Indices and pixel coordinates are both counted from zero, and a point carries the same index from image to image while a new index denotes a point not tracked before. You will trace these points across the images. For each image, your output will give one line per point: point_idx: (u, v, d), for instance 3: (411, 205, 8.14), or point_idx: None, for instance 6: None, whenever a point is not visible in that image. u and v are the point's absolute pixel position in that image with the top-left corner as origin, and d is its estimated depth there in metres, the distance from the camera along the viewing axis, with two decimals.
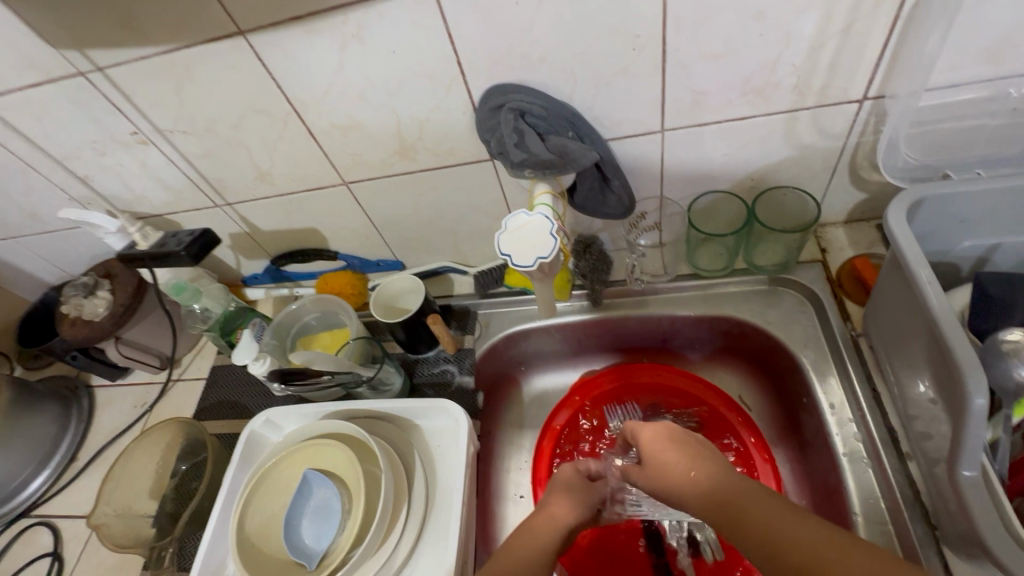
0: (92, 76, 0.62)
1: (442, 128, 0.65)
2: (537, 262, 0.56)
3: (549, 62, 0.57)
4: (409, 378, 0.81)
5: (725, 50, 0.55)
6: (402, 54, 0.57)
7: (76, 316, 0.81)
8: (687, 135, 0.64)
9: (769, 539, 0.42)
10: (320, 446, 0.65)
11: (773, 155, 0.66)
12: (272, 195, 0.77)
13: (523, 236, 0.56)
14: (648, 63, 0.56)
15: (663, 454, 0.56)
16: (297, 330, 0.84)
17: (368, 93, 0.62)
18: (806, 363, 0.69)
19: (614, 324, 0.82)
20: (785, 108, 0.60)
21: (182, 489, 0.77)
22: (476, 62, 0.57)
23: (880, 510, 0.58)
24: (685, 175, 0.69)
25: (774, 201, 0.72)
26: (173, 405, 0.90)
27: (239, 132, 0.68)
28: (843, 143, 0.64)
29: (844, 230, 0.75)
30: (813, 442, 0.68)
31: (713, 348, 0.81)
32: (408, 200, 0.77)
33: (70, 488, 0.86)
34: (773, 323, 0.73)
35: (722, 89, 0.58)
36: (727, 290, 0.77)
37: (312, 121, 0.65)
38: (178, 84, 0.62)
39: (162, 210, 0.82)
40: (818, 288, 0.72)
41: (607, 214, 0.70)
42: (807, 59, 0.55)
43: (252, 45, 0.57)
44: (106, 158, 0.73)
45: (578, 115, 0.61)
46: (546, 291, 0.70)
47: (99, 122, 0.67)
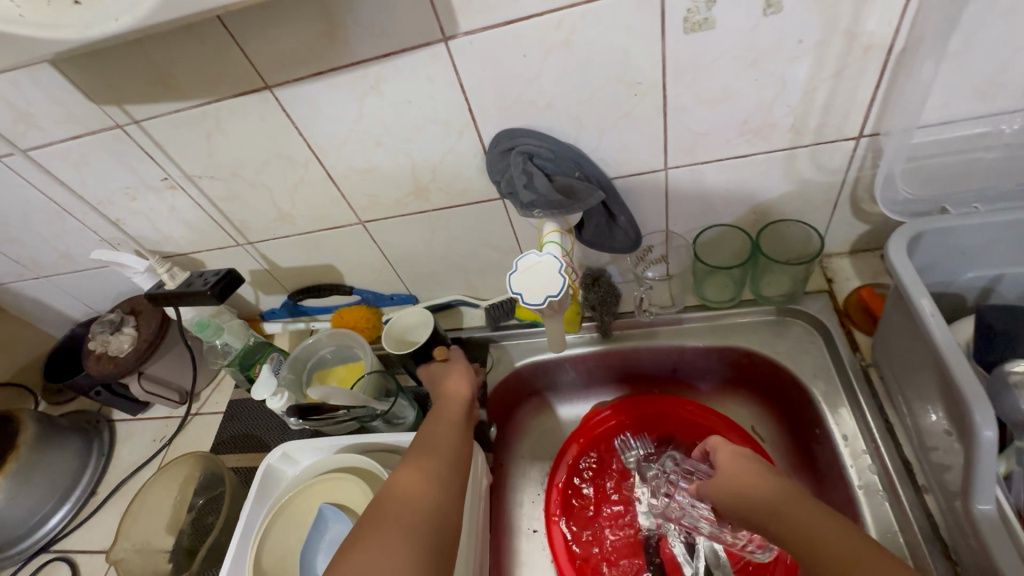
0: (129, 128, 0.66)
1: (454, 170, 0.68)
2: (549, 300, 0.56)
3: (555, 108, 0.60)
4: (423, 411, 0.83)
5: (723, 94, 0.58)
6: (417, 103, 0.61)
7: (102, 351, 0.85)
8: (689, 173, 0.67)
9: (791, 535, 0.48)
10: (336, 480, 0.66)
11: (775, 190, 0.68)
12: (291, 234, 0.81)
13: (534, 277, 0.56)
14: (650, 107, 0.59)
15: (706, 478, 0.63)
16: (313, 363, 0.86)
17: (385, 139, 0.65)
18: (817, 394, 0.69)
19: (623, 355, 0.83)
20: (784, 146, 0.63)
21: (200, 523, 0.78)
22: (486, 110, 0.61)
23: (899, 545, 0.57)
24: (689, 209, 0.72)
25: (777, 233, 0.73)
26: (191, 439, 0.92)
27: (263, 176, 0.72)
28: (842, 178, 0.66)
29: (849, 260, 0.76)
30: (826, 473, 0.67)
31: (723, 378, 0.82)
32: (421, 237, 0.80)
33: (89, 521, 0.87)
34: (782, 353, 0.74)
35: (722, 129, 0.61)
36: (735, 321, 0.78)
37: (331, 165, 0.69)
38: (208, 133, 0.66)
39: (186, 249, 0.86)
40: (825, 318, 0.73)
41: (614, 247, 0.72)
42: (802, 101, 0.58)
43: (277, 98, 0.61)
44: (137, 202, 0.77)
45: (583, 156, 0.63)
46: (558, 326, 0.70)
47: (133, 169, 0.72)
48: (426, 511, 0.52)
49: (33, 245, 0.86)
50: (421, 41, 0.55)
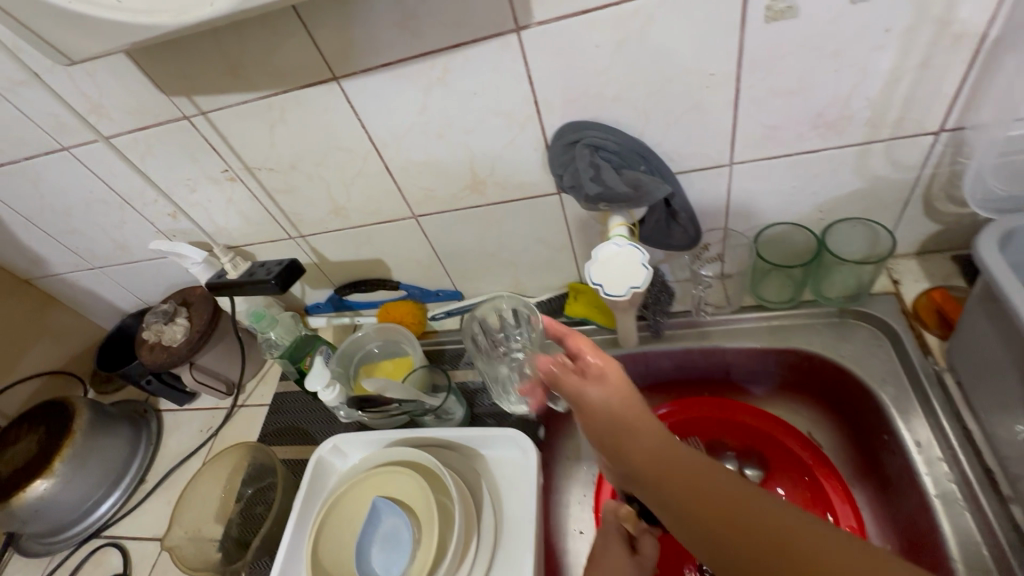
0: (195, 119, 0.67)
1: (513, 164, 0.68)
2: (632, 291, 0.56)
3: (622, 100, 0.59)
4: (470, 408, 0.82)
5: (798, 86, 0.56)
6: (482, 95, 0.60)
7: (155, 341, 0.86)
8: (755, 168, 0.65)
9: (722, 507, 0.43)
10: (391, 474, 0.66)
11: (844, 186, 0.66)
12: (344, 227, 0.81)
13: (618, 267, 0.56)
14: (721, 98, 0.58)
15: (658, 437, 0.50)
16: (361, 357, 0.86)
17: (447, 131, 0.65)
18: (886, 399, 0.66)
19: (675, 356, 0.81)
20: (858, 140, 0.61)
21: (249, 513, 0.78)
22: (553, 102, 0.60)
23: (983, 557, 0.54)
24: (752, 206, 0.70)
25: (842, 233, 0.71)
26: (238, 430, 0.92)
27: (322, 168, 0.72)
28: (917, 175, 0.64)
29: (917, 262, 0.74)
30: (896, 482, 0.65)
31: (778, 382, 0.79)
32: (474, 232, 0.79)
33: (138, 509, 0.88)
34: (846, 356, 0.71)
35: (794, 123, 0.60)
36: (794, 323, 0.76)
37: (390, 158, 0.69)
38: (272, 125, 0.67)
39: (239, 242, 0.87)
40: (892, 320, 0.70)
41: (672, 246, 0.72)
42: (883, 93, 0.56)
43: (344, 89, 0.62)
44: (196, 194, 0.78)
45: (648, 149, 0.62)
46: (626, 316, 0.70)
47: (195, 160, 0.73)
48: None
49: (92, 235, 0.88)
50: (493, 31, 0.54)
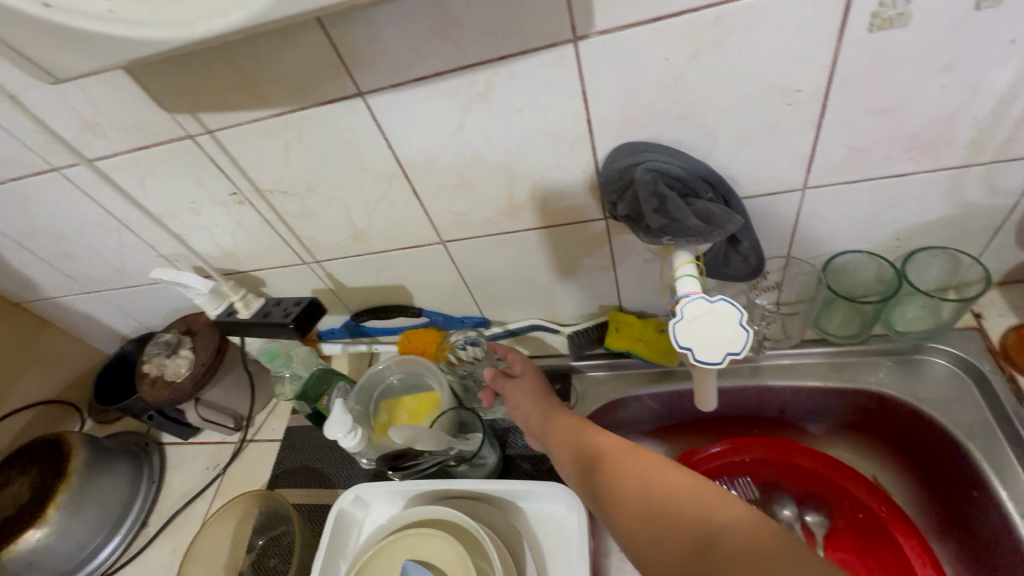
0: (201, 138, 0.60)
1: (556, 188, 0.61)
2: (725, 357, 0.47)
3: (689, 119, 0.52)
4: (503, 449, 0.75)
5: (895, 104, 0.49)
6: (528, 113, 0.53)
7: (157, 375, 0.79)
8: (832, 193, 0.58)
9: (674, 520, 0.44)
10: (423, 536, 0.59)
11: (930, 213, 0.59)
12: (363, 253, 0.74)
13: (705, 328, 0.46)
14: (804, 118, 0.51)
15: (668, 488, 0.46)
16: (381, 392, 0.79)
17: (484, 153, 0.58)
18: (975, 451, 0.59)
19: (726, 393, 0.74)
20: (954, 164, 0.53)
21: (261, 567, 0.72)
22: (608, 121, 0.53)
23: None
24: (821, 233, 0.63)
25: (919, 262, 0.64)
26: (247, 468, 0.86)
27: (341, 192, 0.65)
28: (1016, 202, 0.56)
29: (1001, 294, 0.66)
30: (989, 546, 0.58)
31: (841, 422, 0.72)
32: (507, 258, 0.72)
33: (141, 556, 0.81)
34: (925, 399, 0.64)
35: (883, 145, 0.52)
36: (862, 359, 0.69)
37: (418, 180, 0.62)
38: (287, 145, 0.59)
39: (248, 267, 0.79)
40: (978, 361, 0.63)
41: (730, 276, 0.65)
42: (993, 113, 0.48)
43: (369, 106, 0.54)
44: (201, 217, 0.71)
45: (715, 174, 0.55)
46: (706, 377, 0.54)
47: (201, 182, 0.65)
48: None
49: (88, 259, 0.81)
50: (546, 42, 0.47)
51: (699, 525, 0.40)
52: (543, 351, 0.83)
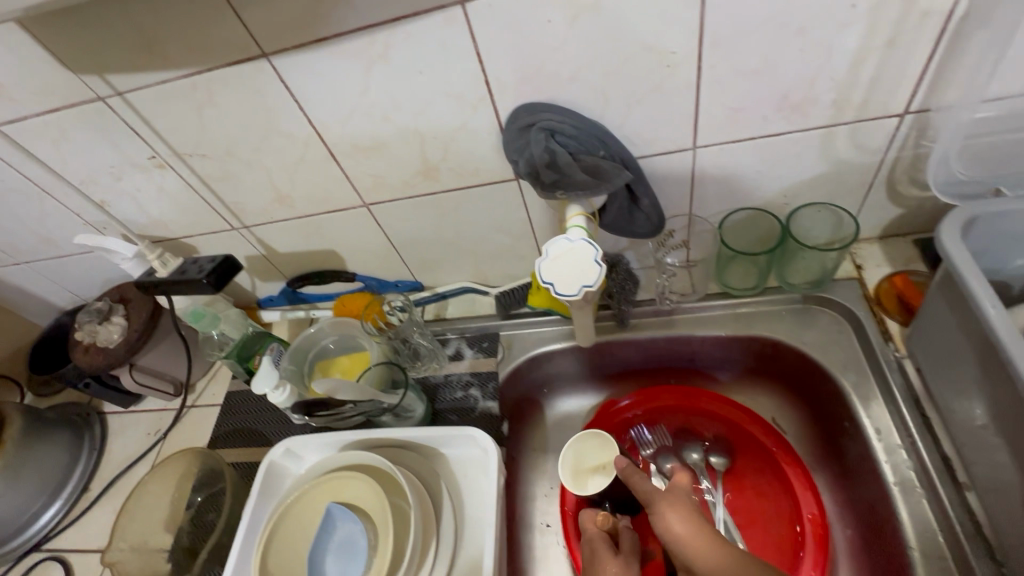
0: (112, 101, 0.60)
1: (466, 149, 0.64)
2: (583, 291, 0.54)
3: (579, 80, 0.55)
4: (431, 403, 0.79)
5: (762, 65, 0.53)
6: (429, 74, 0.56)
7: (90, 342, 0.80)
8: (719, 152, 0.62)
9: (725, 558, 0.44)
10: (344, 480, 0.62)
11: (808, 170, 0.64)
12: (291, 217, 0.76)
13: (567, 265, 0.53)
14: (683, 79, 0.55)
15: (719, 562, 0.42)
16: (315, 354, 0.82)
17: (393, 114, 0.60)
18: (848, 386, 0.66)
19: (641, 345, 0.80)
20: (823, 123, 0.58)
21: (199, 521, 0.74)
22: (505, 83, 0.56)
23: (939, 544, 0.55)
24: (716, 191, 0.67)
25: (806, 218, 0.70)
26: (188, 432, 0.88)
27: (260, 155, 0.66)
28: (881, 158, 0.62)
29: (879, 246, 0.73)
30: (856, 469, 0.65)
31: (743, 369, 0.79)
32: (430, 221, 0.75)
33: (82, 519, 0.83)
34: (810, 343, 0.71)
35: (757, 104, 0.57)
36: (759, 309, 0.75)
37: (334, 142, 0.64)
38: (200, 107, 0.61)
39: (178, 234, 0.81)
40: (855, 307, 0.69)
41: (635, 233, 0.68)
42: (848, 74, 0.53)
43: (275, 67, 0.56)
44: (123, 182, 0.72)
45: (608, 133, 0.59)
46: (583, 316, 0.67)
47: (117, 146, 0.66)
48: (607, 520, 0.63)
49: (11, 228, 0.80)
50: (436, 3, 0.50)
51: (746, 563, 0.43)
52: (474, 313, 0.87)
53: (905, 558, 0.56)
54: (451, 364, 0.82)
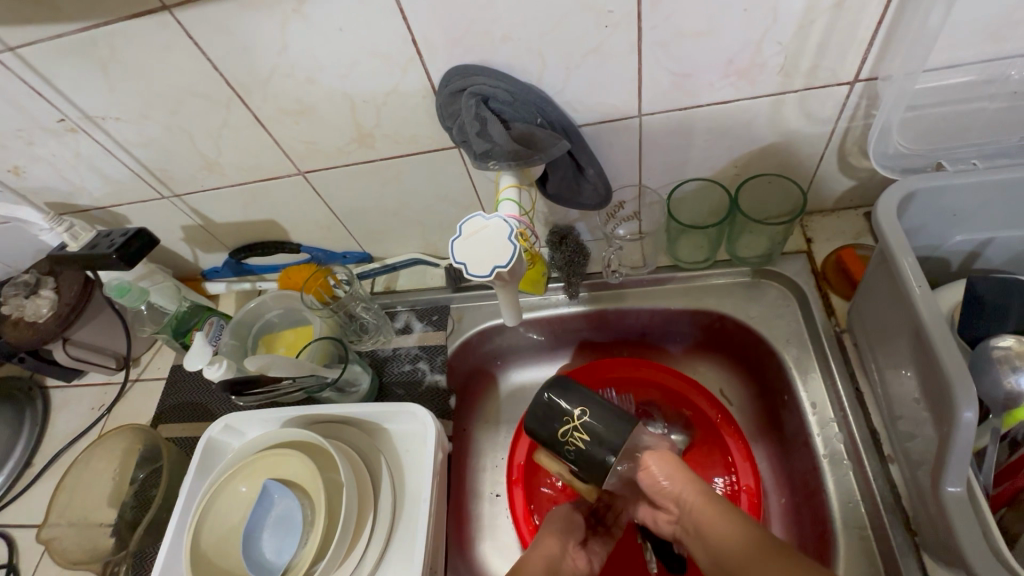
0: (4, 57, 0.55)
1: (400, 114, 0.60)
2: (496, 271, 0.49)
3: (514, 41, 0.51)
4: (379, 377, 0.78)
5: (707, 28, 0.50)
6: (351, 32, 0.51)
7: (18, 317, 0.76)
8: (666, 121, 0.60)
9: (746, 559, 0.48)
10: (281, 456, 0.61)
11: (759, 141, 0.62)
12: (224, 185, 0.72)
13: (481, 243, 0.49)
14: (624, 41, 0.51)
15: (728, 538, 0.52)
16: (259, 328, 0.80)
17: (318, 76, 0.56)
18: (789, 361, 0.66)
19: (592, 318, 0.79)
20: (771, 91, 0.56)
21: (142, 497, 0.74)
22: (435, 43, 0.52)
23: (860, 515, 0.56)
24: (665, 161, 0.65)
25: (757, 189, 0.68)
26: (132, 406, 0.86)
27: (180, 118, 0.62)
28: (831, 129, 0.60)
29: (830, 219, 0.72)
30: (792, 441, 0.66)
31: (693, 341, 0.78)
32: (371, 189, 0.72)
33: (25, 494, 0.82)
34: (756, 317, 0.70)
35: (704, 70, 0.54)
36: (709, 283, 0.74)
37: (258, 106, 0.60)
38: (105, 65, 0.56)
39: (105, 203, 0.76)
40: (801, 281, 0.69)
41: (582, 205, 0.65)
42: (795, 38, 0.50)
43: (180, 22, 0.51)
44: (35, 147, 0.67)
45: (547, 100, 0.56)
46: (510, 295, 0.63)
47: (19, 107, 0.61)
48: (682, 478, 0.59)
49: None
50: None
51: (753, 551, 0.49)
52: (424, 284, 0.84)
53: (828, 527, 0.57)
54: (400, 337, 0.81)
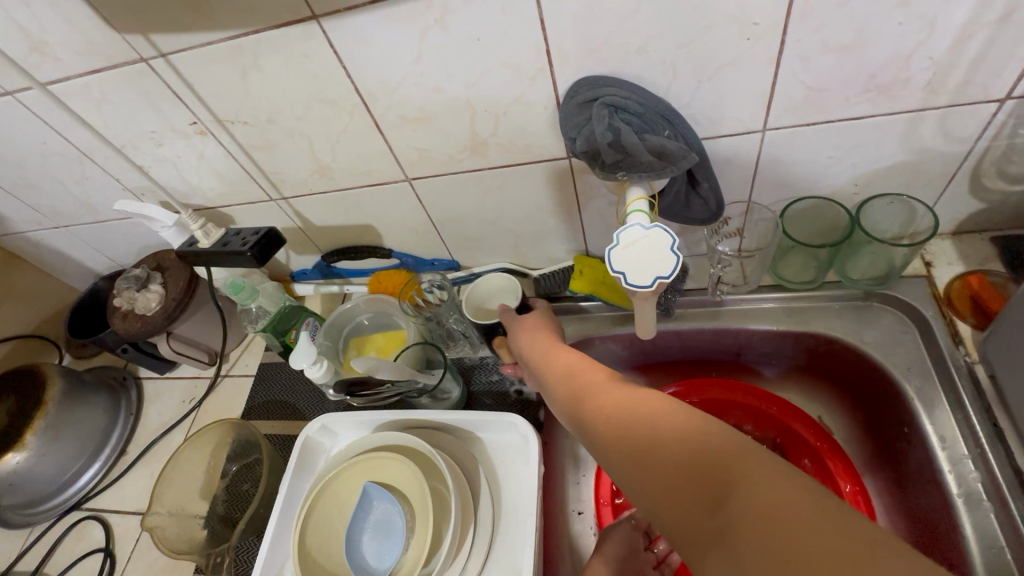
0: (155, 63, 0.58)
1: (518, 124, 0.60)
2: (656, 282, 0.48)
3: (649, 52, 0.51)
4: (467, 385, 0.78)
5: (854, 41, 0.48)
6: (486, 41, 0.52)
7: (129, 309, 0.80)
8: (792, 136, 0.58)
9: (719, 476, 0.35)
10: (382, 460, 0.61)
11: (886, 159, 0.59)
12: (330, 189, 0.74)
13: (639, 254, 0.48)
14: (762, 55, 0.50)
15: (635, 406, 0.43)
16: (349, 330, 0.82)
17: (445, 84, 0.57)
18: (909, 390, 0.62)
19: (687, 337, 0.77)
20: (911, 107, 0.54)
21: (234, 490, 0.76)
22: (568, 53, 0.52)
23: (1005, 562, 0.52)
24: (780, 177, 0.63)
25: (876, 209, 0.65)
26: (222, 402, 0.88)
27: (303, 123, 0.64)
28: (969, 148, 0.57)
29: (952, 243, 0.68)
30: (913, 477, 0.62)
31: (792, 364, 0.75)
32: (472, 198, 0.72)
33: (120, 481, 0.85)
34: (870, 343, 0.67)
35: (842, 85, 0.52)
36: (815, 305, 0.71)
37: (380, 114, 0.61)
38: (244, 72, 0.58)
39: (215, 203, 0.79)
40: (923, 307, 0.65)
41: (690, 219, 0.65)
42: (949, 53, 0.48)
43: (325, 31, 0.53)
44: (163, 149, 0.70)
45: (675, 113, 0.55)
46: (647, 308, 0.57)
47: (158, 110, 0.64)
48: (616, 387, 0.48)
49: (51, 191, 0.80)
50: None
51: (688, 447, 0.38)
52: (487, 305, 0.76)
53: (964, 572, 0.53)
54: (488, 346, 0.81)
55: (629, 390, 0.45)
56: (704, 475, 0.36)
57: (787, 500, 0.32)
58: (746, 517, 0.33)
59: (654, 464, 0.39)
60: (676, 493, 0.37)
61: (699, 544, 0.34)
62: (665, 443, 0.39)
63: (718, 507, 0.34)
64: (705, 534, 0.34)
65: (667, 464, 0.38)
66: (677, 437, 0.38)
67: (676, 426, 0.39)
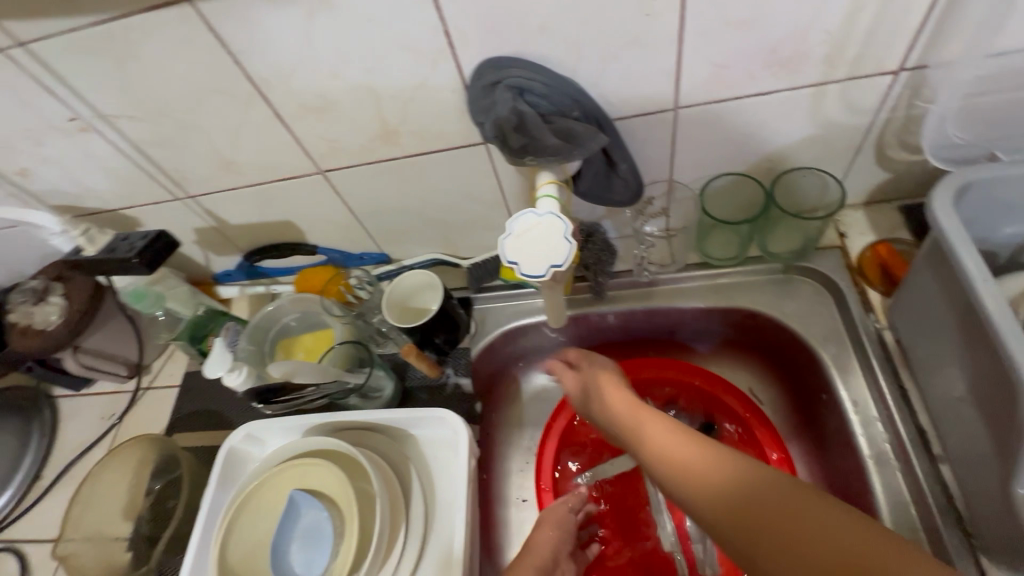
0: (14, 53, 0.53)
1: (427, 110, 0.58)
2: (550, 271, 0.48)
3: (550, 30, 0.49)
4: (402, 382, 0.76)
5: (752, 15, 0.48)
6: (380, 23, 0.49)
7: (27, 325, 0.74)
8: (704, 113, 0.58)
9: (784, 527, 0.39)
10: (309, 466, 0.59)
11: (795, 133, 0.60)
12: (240, 186, 0.69)
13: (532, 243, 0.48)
14: (665, 31, 0.50)
15: (674, 452, 0.48)
16: (276, 332, 0.78)
17: (344, 69, 0.54)
18: (826, 359, 0.65)
19: (621, 318, 0.77)
20: (813, 81, 0.54)
21: (160, 509, 0.71)
22: (468, 34, 0.50)
23: (911, 517, 0.55)
24: (697, 155, 0.63)
25: (791, 184, 0.66)
26: (144, 416, 0.83)
27: (197, 116, 0.59)
28: (872, 120, 0.58)
29: (864, 213, 0.70)
30: (832, 440, 0.64)
31: (721, 340, 0.77)
32: (392, 189, 0.70)
33: (35, 508, 0.79)
34: (789, 315, 0.69)
35: (747, 59, 0.52)
36: (740, 281, 0.72)
37: (279, 102, 0.58)
38: (120, 62, 0.53)
39: (115, 205, 0.73)
40: (837, 277, 0.67)
41: (614, 201, 0.64)
42: (843, 25, 0.49)
43: (202, 14, 0.49)
44: (45, 148, 0.64)
45: (582, 92, 0.53)
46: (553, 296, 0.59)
47: (29, 105, 0.58)
48: (662, 420, 0.52)
49: None
50: None
51: (735, 501, 0.42)
52: (409, 305, 0.73)
53: None
54: None
55: (672, 433, 0.50)
56: (746, 518, 0.41)
57: (830, 538, 0.38)
58: (781, 544, 0.39)
59: (716, 524, 0.43)
60: (734, 541, 0.42)
61: (743, 555, 0.41)
62: (742, 491, 0.42)
63: (752, 525, 0.41)
64: (769, 553, 0.39)
65: (723, 519, 0.43)
66: (716, 483, 0.44)
67: (708, 478, 0.45)
